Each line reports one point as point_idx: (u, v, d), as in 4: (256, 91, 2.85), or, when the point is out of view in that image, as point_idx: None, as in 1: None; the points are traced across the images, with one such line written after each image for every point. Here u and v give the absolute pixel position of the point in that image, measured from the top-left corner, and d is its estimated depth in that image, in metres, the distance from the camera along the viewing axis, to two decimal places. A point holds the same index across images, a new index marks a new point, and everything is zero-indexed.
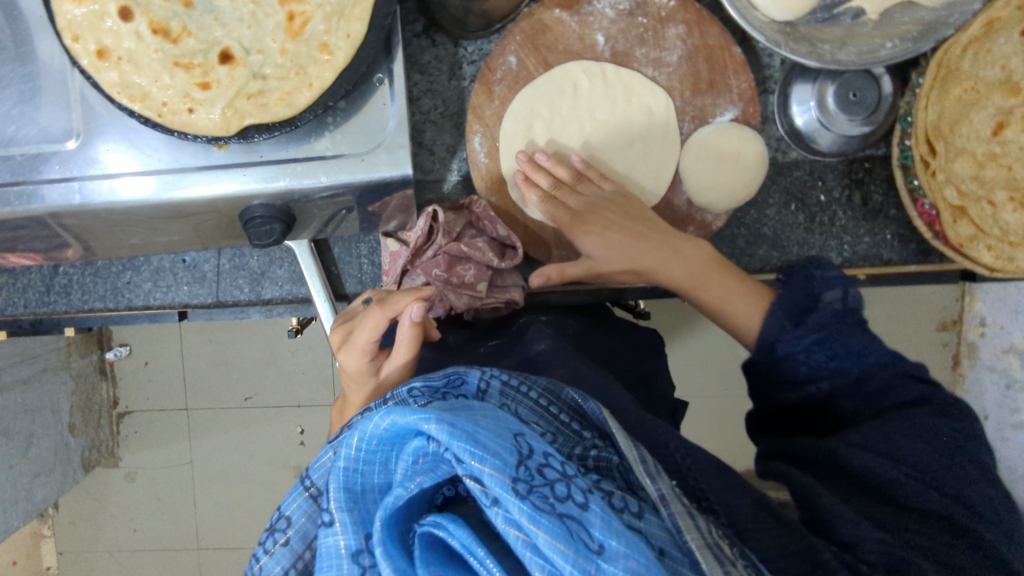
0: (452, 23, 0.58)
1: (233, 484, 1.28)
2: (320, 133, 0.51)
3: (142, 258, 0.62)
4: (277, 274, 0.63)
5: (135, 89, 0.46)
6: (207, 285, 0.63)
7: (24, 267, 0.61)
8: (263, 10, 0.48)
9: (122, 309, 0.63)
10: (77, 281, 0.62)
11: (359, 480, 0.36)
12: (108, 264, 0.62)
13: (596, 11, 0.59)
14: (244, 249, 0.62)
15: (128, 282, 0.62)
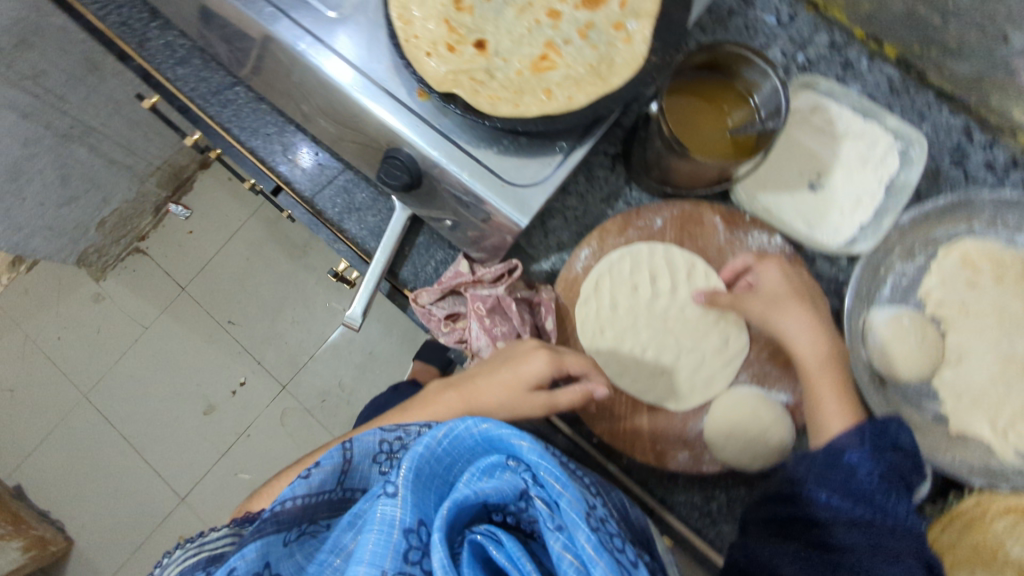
0: (637, 165, 0.65)
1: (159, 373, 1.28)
2: (489, 145, 0.57)
3: (292, 129, 0.68)
4: (367, 219, 0.66)
5: (406, 13, 0.55)
6: (313, 183, 0.67)
7: (213, 62, 0.67)
8: (529, 41, 0.57)
9: (247, 148, 0.68)
10: (238, 104, 0.68)
11: (427, 471, 0.44)
12: (267, 112, 0.68)
13: (746, 242, 0.67)
14: (362, 182, 0.66)
15: (267, 135, 0.68)
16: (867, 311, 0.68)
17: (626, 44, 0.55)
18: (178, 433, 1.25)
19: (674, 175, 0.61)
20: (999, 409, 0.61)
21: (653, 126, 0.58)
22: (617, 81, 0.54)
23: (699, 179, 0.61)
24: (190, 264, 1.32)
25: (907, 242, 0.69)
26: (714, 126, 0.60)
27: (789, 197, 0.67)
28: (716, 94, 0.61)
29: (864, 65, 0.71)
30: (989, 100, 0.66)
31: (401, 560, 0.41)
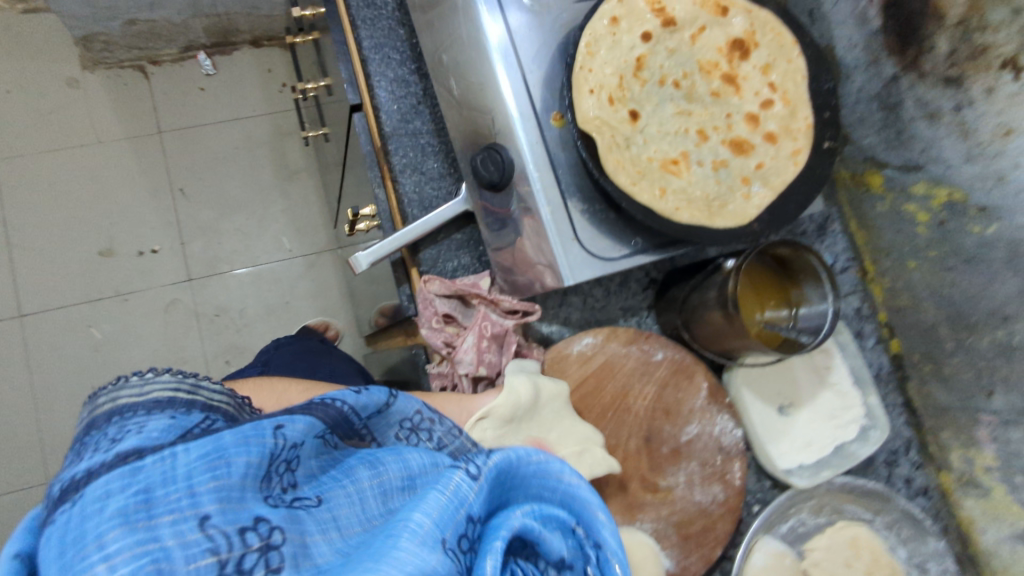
0: (671, 300, 0.67)
1: (78, 188, 1.20)
2: (582, 199, 0.56)
3: (418, 67, 0.62)
4: (426, 192, 0.61)
5: (595, 46, 0.55)
6: (402, 125, 0.61)
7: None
8: (670, 141, 0.58)
9: (358, 50, 0.61)
10: (378, 6, 0.63)
11: (501, 475, 0.39)
12: (405, 38, 0.62)
13: (714, 418, 0.65)
14: (441, 155, 0.62)
15: (390, 55, 0.62)
16: (760, 533, 0.70)
17: (743, 200, 0.58)
18: (65, 266, 1.18)
19: (701, 323, 0.63)
20: None
21: (719, 278, 0.60)
22: (720, 223, 0.56)
23: (716, 343, 0.64)
24: (183, 118, 1.25)
25: (820, 501, 0.72)
26: (753, 310, 0.64)
27: (761, 402, 0.71)
28: (767, 285, 0.65)
29: (870, 342, 0.78)
30: (941, 432, 0.73)
31: (453, 541, 0.34)
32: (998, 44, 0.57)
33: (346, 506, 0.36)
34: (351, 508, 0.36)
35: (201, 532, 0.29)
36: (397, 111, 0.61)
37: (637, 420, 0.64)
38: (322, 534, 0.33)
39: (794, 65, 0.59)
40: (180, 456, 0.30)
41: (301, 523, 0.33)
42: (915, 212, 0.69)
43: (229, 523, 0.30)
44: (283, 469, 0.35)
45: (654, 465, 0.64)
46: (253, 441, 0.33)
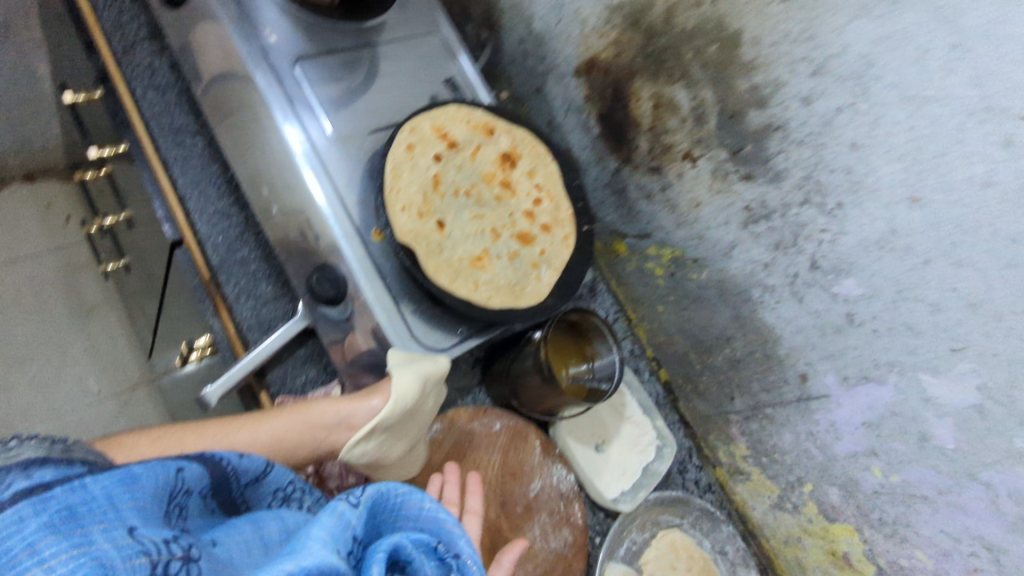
0: (497, 373, 0.76)
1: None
2: (410, 301, 0.63)
3: (235, 203, 0.72)
4: (262, 312, 0.69)
5: (399, 170, 0.64)
6: (226, 255, 0.69)
7: (189, 109, 0.73)
8: (473, 241, 0.68)
9: (178, 195, 0.70)
10: (190, 154, 0.72)
11: (375, 507, 0.41)
12: (220, 177, 0.72)
13: (551, 470, 0.75)
14: (272, 277, 0.70)
15: (207, 194, 0.71)
16: (607, 561, 0.78)
17: (537, 280, 0.69)
18: None
19: (524, 388, 0.73)
20: None
21: (532, 348, 0.70)
22: (523, 303, 0.67)
23: (538, 404, 0.74)
24: None
25: (643, 517, 0.84)
26: (560, 368, 0.76)
27: (580, 445, 0.84)
28: (568, 348, 0.78)
29: (646, 376, 0.95)
30: (709, 436, 0.90)
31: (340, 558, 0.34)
32: (672, 139, 0.74)
33: (235, 550, 0.37)
34: (238, 553, 0.37)
35: (132, 538, 0.30)
36: (220, 243, 0.69)
37: (490, 490, 0.71)
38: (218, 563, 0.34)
39: (551, 168, 0.75)
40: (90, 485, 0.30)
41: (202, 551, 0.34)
42: (652, 266, 0.87)
43: (151, 535, 0.31)
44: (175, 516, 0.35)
45: (511, 525, 0.71)
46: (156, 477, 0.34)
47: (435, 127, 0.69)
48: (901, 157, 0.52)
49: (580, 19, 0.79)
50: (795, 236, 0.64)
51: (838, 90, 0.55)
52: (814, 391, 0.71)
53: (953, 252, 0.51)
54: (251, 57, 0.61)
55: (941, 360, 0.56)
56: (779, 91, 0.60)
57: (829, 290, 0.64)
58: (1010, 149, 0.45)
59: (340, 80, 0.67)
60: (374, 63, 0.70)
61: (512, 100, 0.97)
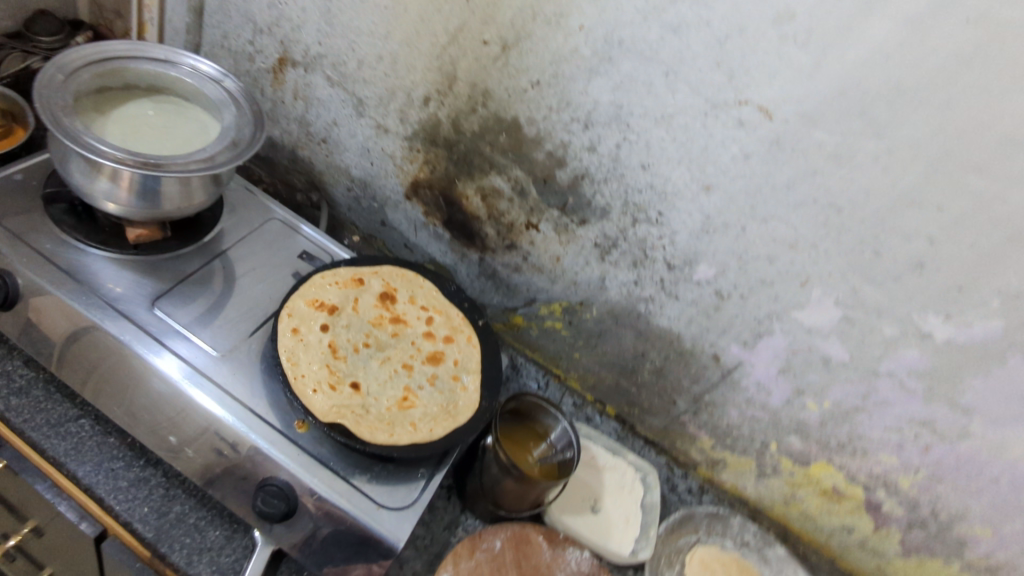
0: (472, 493, 0.78)
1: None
2: (362, 472, 0.65)
3: (145, 462, 0.65)
4: (220, 559, 0.62)
5: (295, 357, 0.67)
6: (160, 522, 0.62)
7: (59, 392, 0.66)
8: (393, 384, 0.71)
9: (82, 487, 0.61)
10: (81, 438, 0.64)
11: None
12: (120, 444, 0.65)
13: (566, 557, 0.78)
14: (217, 520, 0.64)
15: (113, 469, 0.63)
16: None
17: (464, 391, 0.73)
18: None
19: (502, 496, 0.75)
20: None
21: (491, 455, 0.73)
22: (463, 418, 0.70)
23: (522, 502, 0.75)
24: None
25: (665, 551, 0.87)
26: (524, 457, 0.78)
27: (579, 518, 0.84)
28: (523, 435, 0.81)
29: (597, 419, 0.98)
30: (676, 445, 0.95)
31: None
32: (509, 217, 0.83)
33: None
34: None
35: None
36: (148, 511, 0.62)
37: None
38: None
39: (427, 287, 0.81)
40: None
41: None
42: (551, 323, 0.92)
43: None
44: None
45: None
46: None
47: (311, 303, 0.72)
48: (679, 161, 0.66)
49: (390, 156, 0.88)
50: (642, 250, 0.75)
51: (608, 132, 0.68)
52: (730, 364, 0.78)
53: (757, 212, 0.64)
54: (104, 317, 0.63)
55: (801, 296, 0.67)
56: (568, 149, 0.72)
57: (692, 279, 0.73)
58: (745, 126, 0.60)
59: (192, 305, 0.69)
60: (229, 270, 0.75)
61: (362, 241, 1.01)
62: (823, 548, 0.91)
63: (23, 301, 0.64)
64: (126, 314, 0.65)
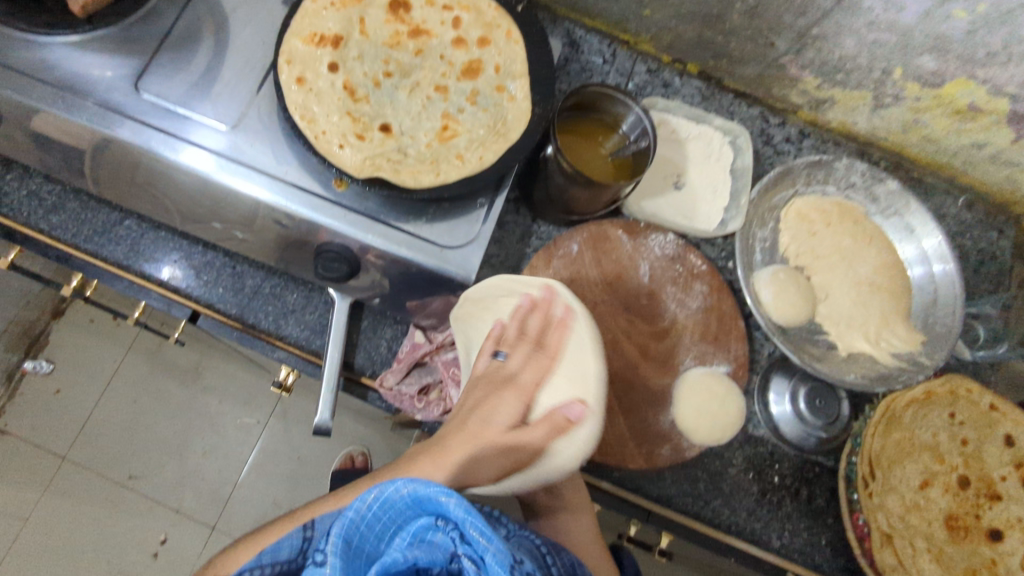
0: (541, 202, 0.72)
1: (70, 528, 1.05)
2: (418, 216, 0.62)
3: (201, 248, 0.66)
4: (305, 317, 0.66)
5: (309, 113, 0.58)
6: (239, 297, 0.65)
7: (93, 202, 0.66)
8: (427, 115, 0.63)
9: (153, 283, 0.65)
10: (134, 239, 0.66)
11: (356, 535, 0.47)
12: (168, 235, 0.66)
13: (648, 244, 0.77)
14: (291, 284, 0.67)
15: (174, 262, 0.65)
16: (752, 275, 0.80)
17: (512, 101, 0.63)
18: None
19: (573, 202, 0.70)
20: (867, 324, 0.78)
21: (554, 165, 0.66)
22: (514, 135, 0.61)
23: (597, 203, 0.70)
24: None
25: (758, 211, 0.81)
26: (596, 152, 0.71)
27: (662, 200, 0.79)
28: (591, 127, 0.72)
29: (678, 82, 0.84)
30: (774, 92, 0.82)
31: None
32: None
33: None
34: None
35: None
36: (224, 291, 0.65)
37: (610, 310, 0.75)
38: (352, 561, 0.46)
39: None
40: None
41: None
42: None
43: None
44: None
45: (648, 318, 0.76)
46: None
47: (304, 37, 0.60)
48: None
49: None
50: None
51: None
52: None
53: None
54: (92, 118, 0.55)
55: None
56: None
57: None
58: None
59: (181, 74, 0.59)
60: (210, 13, 0.62)
61: None
62: (945, 166, 0.84)
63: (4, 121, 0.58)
64: (117, 106, 0.57)
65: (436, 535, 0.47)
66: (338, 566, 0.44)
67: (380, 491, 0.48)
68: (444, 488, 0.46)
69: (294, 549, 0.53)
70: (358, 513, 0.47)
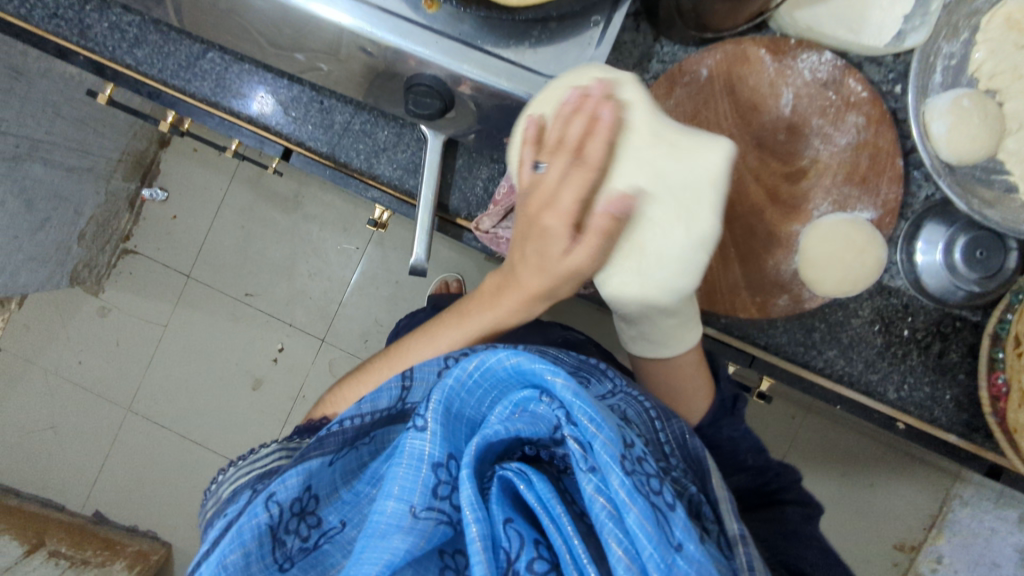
0: (668, 16, 0.60)
1: (236, 328, 1.31)
2: (521, 40, 0.52)
3: (286, 81, 0.62)
4: (396, 156, 0.63)
5: None
6: (329, 134, 0.63)
7: (174, 33, 0.62)
8: None
9: (244, 120, 0.63)
10: (218, 72, 0.63)
11: (456, 403, 0.51)
12: (253, 67, 0.62)
13: (797, 67, 0.62)
14: (380, 120, 0.63)
15: (262, 97, 0.63)
16: (925, 101, 0.65)
17: None
18: (232, 395, 1.31)
19: (709, 16, 0.56)
20: None
21: None
22: None
23: (737, 17, 0.57)
24: (183, 250, 1.30)
25: (953, 19, 0.63)
26: None
27: (824, 7, 0.61)
28: None
29: None
30: None
31: (429, 493, 0.49)
32: None
33: (629, 513, 0.43)
34: (404, 539, 0.47)
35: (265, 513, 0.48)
36: (314, 128, 0.63)
37: (736, 145, 0.62)
38: (452, 426, 0.51)
39: None
40: (285, 480, 0.50)
41: (581, 477, 0.46)
42: None
43: (285, 498, 0.50)
44: (297, 519, 0.51)
45: (782, 156, 0.63)
46: (254, 518, 0.48)
47: None
48: None
49: None
50: None
51: None
52: None
53: None
54: None
55: None
56: None
57: None
58: None
59: None
60: None
61: None
62: None
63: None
64: None
65: (539, 408, 0.50)
66: (439, 432, 0.49)
67: (481, 360, 0.51)
68: (551, 367, 0.49)
69: (393, 398, 0.55)
70: (459, 380, 0.51)
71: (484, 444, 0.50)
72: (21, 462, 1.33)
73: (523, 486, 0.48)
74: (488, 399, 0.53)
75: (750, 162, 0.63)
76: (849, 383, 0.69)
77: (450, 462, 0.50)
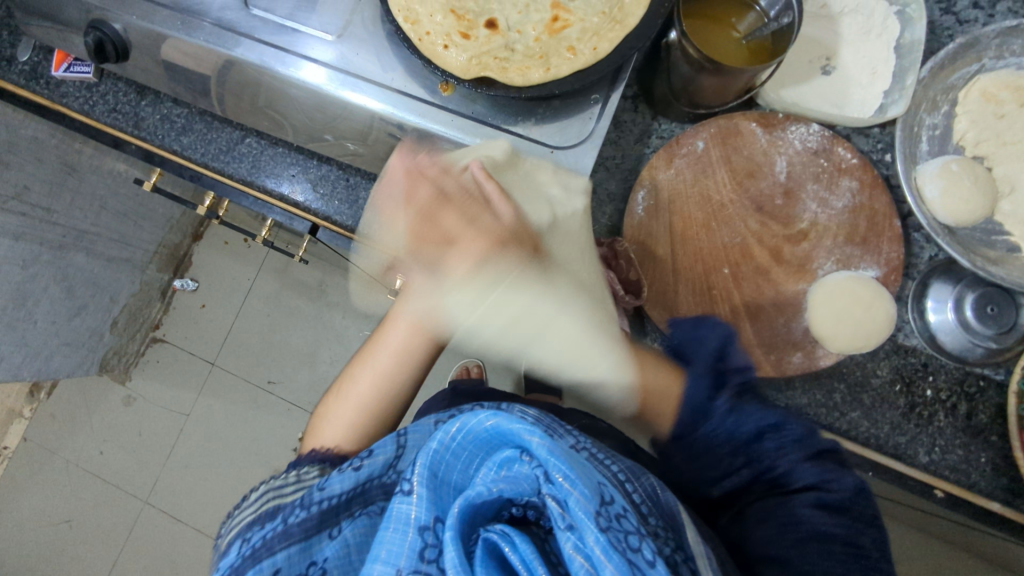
0: (664, 97, 0.67)
1: (257, 417, 1.32)
2: (528, 118, 0.58)
3: (316, 162, 0.68)
4: None
5: (411, 14, 0.54)
6: (353, 209, 0.68)
7: (214, 120, 0.68)
8: (535, 6, 0.59)
9: (275, 197, 0.68)
10: (255, 155, 0.68)
11: (440, 469, 0.50)
12: (287, 150, 0.68)
13: (788, 138, 0.67)
14: None
15: (293, 176, 0.68)
16: (916, 168, 0.68)
17: None
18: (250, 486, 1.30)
19: (699, 92, 0.61)
20: None
21: (680, 51, 0.58)
22: (634, 20, 0.53)
23: (726, 94, 0.61)
24: (209, 338, 1.34)
25: (930, 94, 0.69)
26: (728, 36, 0.61)
27: (807, 86, 0.68)
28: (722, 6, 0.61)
29: None
30: None
31: (415, 560, 0.46)
32: None
33: (605, 570, 0.41)
34: None
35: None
36: (340, 203, 0.68)
37: (738, 210, 0.66)
38: (440, 491, 0.49)
39: None
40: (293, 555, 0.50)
41: (559, 536, 0.44)
42: None
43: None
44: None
45: (782, 219, 0.66)
46: None
47: None
48: None
49: None
50: None
51: None
52: None
53: None
54: (208, 39, 0.55)
55: None
56: None
57: None
58: None
59: None
60: None
61: None
62: None
63: (134, 51, 0.60)
64: (229, 23, 0.56)
65: (522, 469, 0.49)
66: (426, 495, 0.48)
67: (462, 423, 0.51)
68: (528, 425, 0.48)
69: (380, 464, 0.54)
70: (443, 444, 0.50)
71: (469, 505, 0.47)
72: (35, 557, 1.31)
73: (506, 548, 0.45)
74: (476, 463, 0.52)
75: (752, 227, 0.66)
76: (876, 445, 0.68)
77: (437, 526, 0.47)
